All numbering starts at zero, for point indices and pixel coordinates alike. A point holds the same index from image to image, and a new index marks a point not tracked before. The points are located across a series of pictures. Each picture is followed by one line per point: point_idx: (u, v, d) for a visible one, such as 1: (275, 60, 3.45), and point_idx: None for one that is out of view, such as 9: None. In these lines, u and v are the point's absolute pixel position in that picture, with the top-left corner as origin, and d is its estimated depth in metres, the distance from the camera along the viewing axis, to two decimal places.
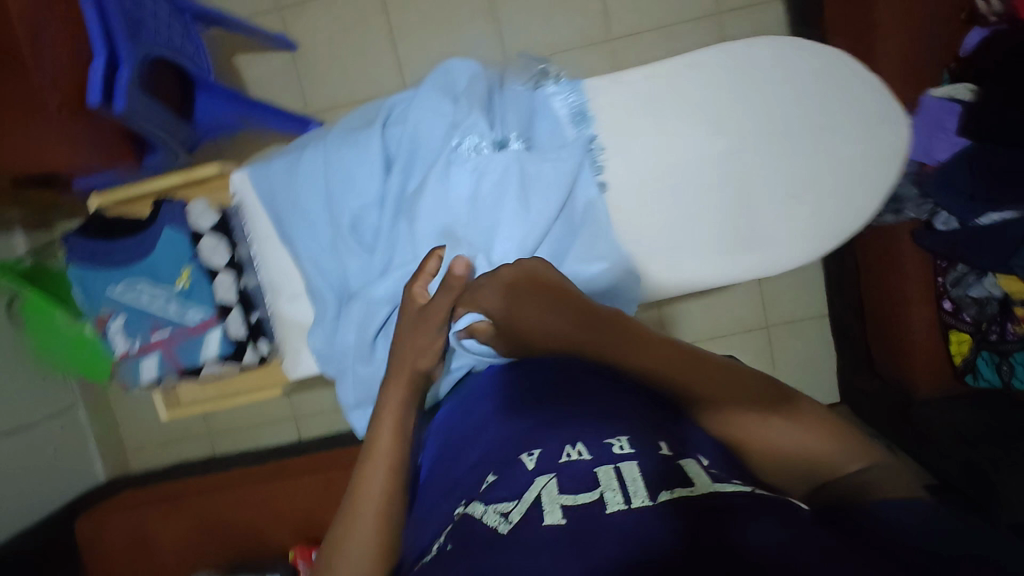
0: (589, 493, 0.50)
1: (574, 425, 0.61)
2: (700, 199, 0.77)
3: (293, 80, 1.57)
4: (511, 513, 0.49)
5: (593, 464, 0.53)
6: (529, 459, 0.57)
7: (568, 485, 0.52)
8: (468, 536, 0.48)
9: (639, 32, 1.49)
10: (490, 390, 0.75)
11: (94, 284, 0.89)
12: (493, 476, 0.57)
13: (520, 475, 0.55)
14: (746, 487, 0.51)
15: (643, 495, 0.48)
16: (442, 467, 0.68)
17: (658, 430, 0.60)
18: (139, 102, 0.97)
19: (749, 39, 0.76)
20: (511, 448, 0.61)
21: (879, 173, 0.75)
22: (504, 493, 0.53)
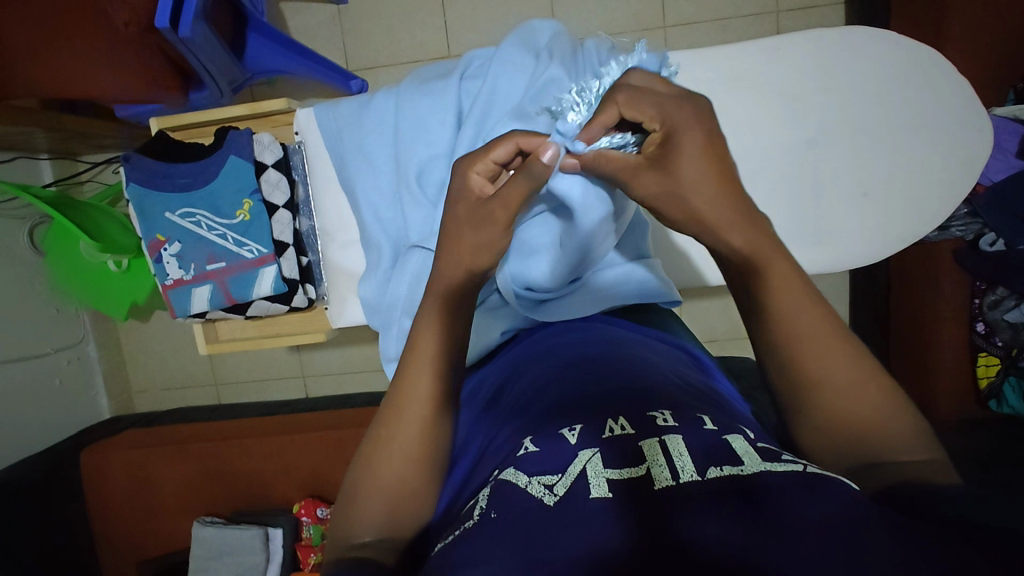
0: (636, 467, 0.41)
1: (619, 396, 0.50)
2: (770, 189, 0.77)
3: (337, 34, 1.54)
4: (556, 486, 0.41)
5: (637, 439, 0.44)
6: (571, 434, 0.45)
7: (609, 457, 0.42)
8: (509, 510, 0.39)
9: (694, 22, 1.46)
10: (526, 359, 0.65)
11: (155, 207, 0.88)
12: (530, 445, 0.46)
13: (563, 450, 0.44)
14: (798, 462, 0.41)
15: (689, 470, 0.40)
16: (470, 428, 0.60)
17: (717, 414, 0.49)
18: (201, 35, 0.96)
19: (838, 29, 0.75)
20: (546, 420, 0.49)
21: (956, 177, 0.74)
22: (541, 464, 0.43)
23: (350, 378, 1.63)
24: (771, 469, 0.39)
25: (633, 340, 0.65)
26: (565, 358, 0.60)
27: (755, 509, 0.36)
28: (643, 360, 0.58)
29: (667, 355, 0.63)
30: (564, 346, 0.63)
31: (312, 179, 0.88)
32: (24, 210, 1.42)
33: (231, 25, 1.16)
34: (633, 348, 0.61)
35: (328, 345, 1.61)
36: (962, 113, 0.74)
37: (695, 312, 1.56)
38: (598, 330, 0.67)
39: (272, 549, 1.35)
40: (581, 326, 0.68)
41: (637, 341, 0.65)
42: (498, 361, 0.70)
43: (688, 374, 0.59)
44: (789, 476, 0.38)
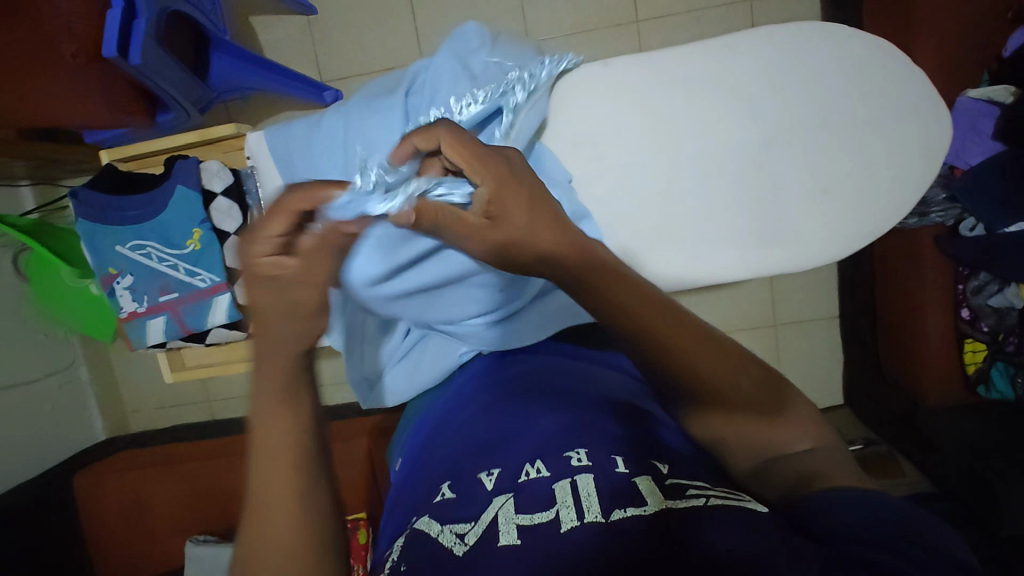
0: (546, 511, 0.47)
1: (539, 439, 0.57)
2: (726, 189, 0.76)
3: (308, 46, 1.53)
4: (467, 535, 0.47)
5: (552, 481, 0.50)
6: (488, 479, 0.53)
7: (524, 503, 0.49)
8: (428, 557, 0.46)
9: (667, 14, 1.44)
10: (473, 394, 0.72)
11: (105, 241, 0.87)
12: (450, 492, 0.53)
13: (478, 496, 0.51)
14: (699, 497, 0.48)
15: (595, 510, 0.46)
16: (420, 447, 0.69)
17: (628, 443, 0.55)
18: (156, 58, 0.96)
19: (790, 24, 0.73)
20: (473, 465, 0.56)
21: (914, 170, 0.73)
22: (459, 513, 0.50)
23: (340, 389, 1.63)
24: (671, 507, 0.46)
25: (577, 373, 0.71)
26: (503, 398, 0.67)
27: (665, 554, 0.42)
28: (573, 398, 0.64)
29: (611, 387, 0.69)
30: (504, 387, 0.70)
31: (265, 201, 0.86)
32: (5, 239, 1.42)
33: (192, 46, 1.16)
34: (571, 384, 0.68)
35: (317, 357, 1.61)
36: (917, 107, 0.72)
37: None
38: (542, 367, 0.73)
39: None
40: (531, 364, 0.75)
41: (581, 376, 0.71)
42: (451, 387, 0.78)
43: (629, 400, 0.65)
44: (679, 514, 0.45)
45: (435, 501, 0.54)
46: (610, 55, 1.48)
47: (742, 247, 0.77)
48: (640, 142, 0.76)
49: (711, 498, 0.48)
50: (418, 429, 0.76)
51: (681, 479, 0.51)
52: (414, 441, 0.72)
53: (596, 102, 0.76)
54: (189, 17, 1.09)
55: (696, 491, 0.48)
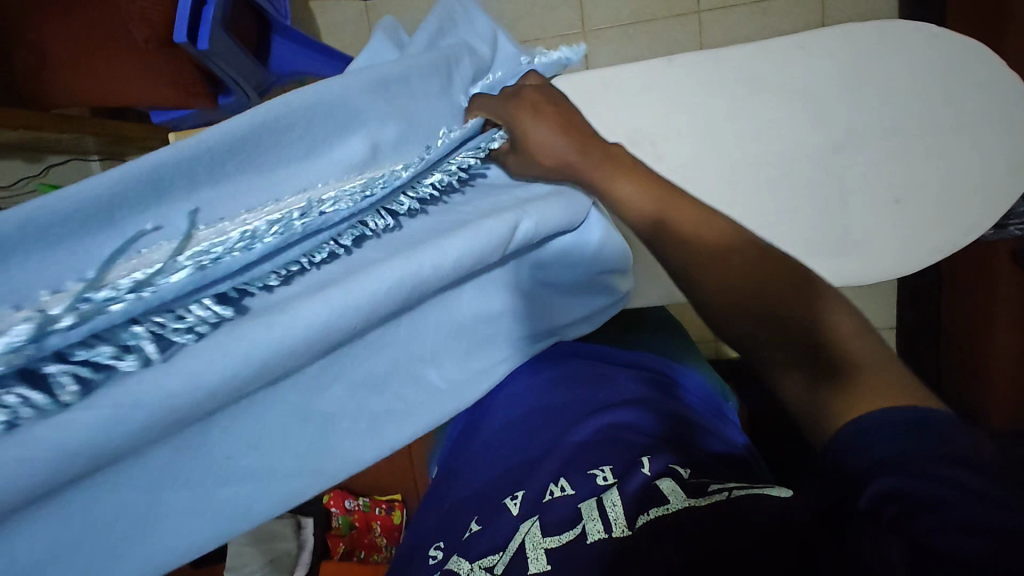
0: (572, 530, 0.48)
1: (566, 458, 0.58)
2: (798, 194, 0.72)
3: (365, 31, 1.53)
4: (495, 567, 0.48)
5: (577, 500, 0.51)
6: (514, 506, 0.55)
7: (550, 526, 0.49)
8: None
9: (731, 6, 1.38)
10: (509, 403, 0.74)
11: None
12: (477, 526, 0.56)
13: (504, 524, 0.53)
14: (722, 489, 0.45)
15: (622, 522, 0.46)
16: (454, 470, 0.74)
17: (657, 449, 0.55)
18: (223, 44, 0.99)
19: (877, 22, 0.69)
20: (504, 493, 0.59)
21: (1005, 180, 0.68)
22: (489, 545, 0.52)
23: None
24: (695, 503, 0.44)
25: (599, 376, 0.74)
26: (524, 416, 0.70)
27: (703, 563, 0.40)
28: (600, 413, 0.65)
29: (629, 391, 0.71)
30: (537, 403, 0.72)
31: None
32: None
33: (256, 31, 1.18)
34: (587, 395, 0.71)
35: None
36: (1013, 115, 0.67)
37: None
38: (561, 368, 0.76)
39: (305, 538, 1.40)
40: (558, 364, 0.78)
41: (594, 381, 0.73)
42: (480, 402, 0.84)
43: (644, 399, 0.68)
44: (704, 509, 0.43)
45: (465, 537, 0.56)
46: (670, 47, 1.43)
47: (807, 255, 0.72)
48: (705, 143, 0.73)
49: (737, 488, 0.45)
50: (461, 447, 0.79)
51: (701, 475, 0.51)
52: (452, 459, 0.78)
53: (663, 101, 0.74)
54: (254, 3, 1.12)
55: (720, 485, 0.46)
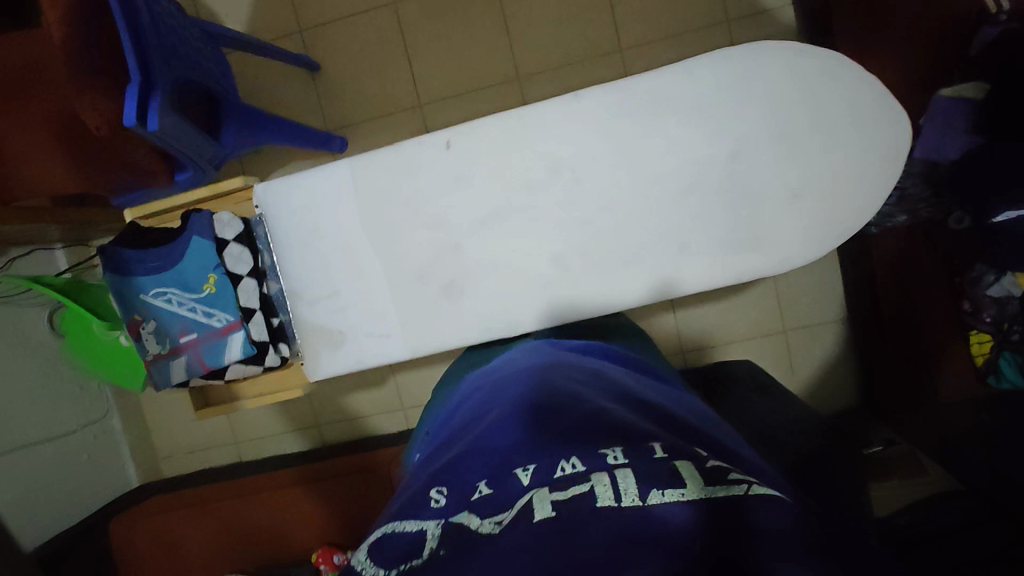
0: (581, 485, 0.51)
1: (567, 435, 0.60)
2: (705, 202, 0.81)
3: (314, 99, 1.62)
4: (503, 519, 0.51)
5: (589, 471, 0.53)
6: (525, 474, 0.55)
7: (558, 487, 0.52)
8: (457, 536, 0.50)
9: (649, 41, 1.51)
10: (499, 395, 0.77)
11: (130, 290, 0.92)
12: (488, 488, 0.56)
13: (514, 490, 0.54)
14: (739, 484, 0.51)
15: (633, 493, 0.49)
16: (449, 439, 0.74)
17: (661, 438, 0.60)
18: (172, 123, 1.04)
19: (748, 44, 0.78)
20: (503, 458, 0.59)
21: (882, 169, 0.77)
22: (496, 505, 0.53)
23: (362, 421, 1.66)
24: (710, 494, 0.49)
25: (596, 370, 0.81)
26: (520, 389, 0.74)
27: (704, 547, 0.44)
28: (595, 398, 0.69)
29: (615, 389, 0.75)
30: (535, 382, 0.75)
31: (273, 245, 0.90)
32: (42, 298, 1.53)
33: (206, 108, 1.25)
34: (586, 380, 0.76)
35: (338, 392, 1.66)
36: (880, 111, 0.76)
37: (685, 321, 1.60)
38: (557, 358, 0.84)
39: None
40: (553, 353, 0.87)
41: (590, 372, 0.80)
42: (469, 392, 0.87)
43: (638, 395, 0.75)
44: (721, 500, 0.48)
45: (473, 497, 0.55)
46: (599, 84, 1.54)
47: (719, 254, 0.82)
48: (615, 166, 0.82)
49: (753, 485, 0.51)
50: (432, 441, 0.81)
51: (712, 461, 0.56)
52: (445, 431, 0.80)
53: (587, 128, 0.81)
54: (200, 85, 1.18)
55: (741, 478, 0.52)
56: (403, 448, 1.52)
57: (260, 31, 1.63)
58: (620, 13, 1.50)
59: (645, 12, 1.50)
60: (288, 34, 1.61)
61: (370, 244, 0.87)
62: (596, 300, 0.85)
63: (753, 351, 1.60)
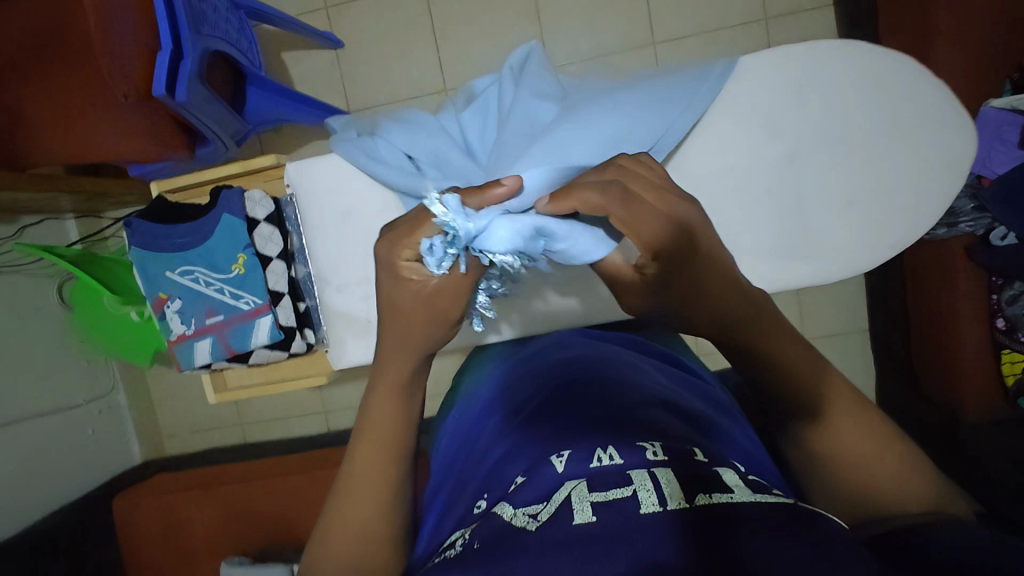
0: (621, 489, 0.46)
1: (604, 427, 0.57)
2: (758, 203, 0.77)
3: (336, 79, 1.58)
4: (540, 513, 0.46)
5: (626, 467, 0.49)
6: (558, 461, 0.51)
7: (596, 483, 0.47)
8: (493, 533, 0.45)
9: (684, 36, 1.47)
10: (526, 387, 0.74)
11: (155, 266, 0.90)
12: (522, 477, 0.52)
13: (548, 477, 0.50)
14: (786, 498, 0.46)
15: (678, 497, 0.44)
16: (477, 436, 0.71)
17: (701, 443, 0.55)
18: (199, 94, 1.01)
19: (812, 42, 0.74)
20: (539, 451, 0.55)
21: (943, 181, 0.73)
22: (532, 493, 0.49)
23: None
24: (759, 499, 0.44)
25: (632, 363, 0.77)
26: (550, 384, 0.70)
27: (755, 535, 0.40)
28: (633, 389, 0.67)
29: (653, 380, 0.73)
30: (566, 372, 0.72)
31: (303, 227, 0.87)
32: (52, 269, 1.51)
33: (230, 80, 1.21)
34: (624, 373, 0.71)
35: (347, 381, 1.63)
36: (946, 118, 0.72)
37: None
38: (590, 351, 0.79)
39: None
40: (583, 346, 0.82)
41: (627, 366, 0.75)
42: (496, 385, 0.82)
43: (677, 393, 0.72)
44: (771, 508, 0.43)
45: (509, 490, 0.52)
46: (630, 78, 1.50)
47: (766, 260, 0.79)
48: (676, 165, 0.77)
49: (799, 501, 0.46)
50: (453, 438, 0.78)
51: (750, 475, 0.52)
52: (471, 427, 0.75)
53: None
54: (228, 55, 1.15)
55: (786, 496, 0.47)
56: None
57: (285, 5, 1.58)
58: (656, 6, 1.46)
59: (682, 5, 1.45)
60: (312, 10, 1.57)
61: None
62: None
63: None
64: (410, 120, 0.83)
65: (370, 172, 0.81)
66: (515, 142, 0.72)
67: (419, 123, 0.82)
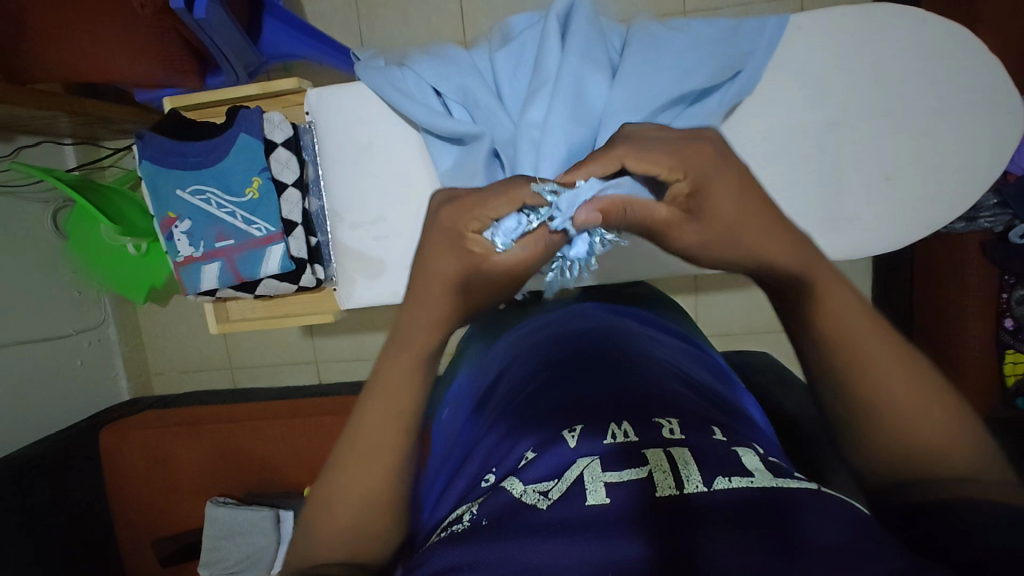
0: (636, 470, 0.43)
1: (618, 400, 0.52)
2: (792, 175, 0.76)
3: (353, 19, 1.52)
4: (550, 491, 0.42)
5: (641, 446, 0.45)
6: (571, 436, 0.47)
7: (608, 460, 0.44)
8: (503, 511, 0.41)
9: (716, 7, 1.42)
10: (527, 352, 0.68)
11: (165, 184, 0.87)
12: (532, 453, 0.46)
13: (557, 455, 0.45)
14: (808, 482, 0.43)
15: (696, 479, 0.41)
16: (477, 402, 0.66)
17: (719, 421, 0.50)
18: (218, 16, 0.97)
19: (867, 5, 0.71)
20: (546, 424, 0.50)
21: (981, 161, 0.72)
22: (542, 467, 0.44)
23: (363, 364, 1.62)
24: (783, 485, 0.41)
25: (642, 332, 0.71)
26: (555, 349, 0.65)
27: (775, 520, 0.38)
28: (646, 359, 0.61)
29: (665, 351, 0.67)
30: (569, 338, 0.67)
31: (321, 159, 0.85)
32: (48, 193, 1.46)
33: (247, 7, 1.15)
34: (640, 343, 0.65)
35: (341, 331, 1.61)
36: (997, 98, 0.70)
37: (706, 307, 1.53)
38: (605, 322, 0.71)
39: (283, 531, 1.37)
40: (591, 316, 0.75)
41: (646, 340, 0.67)
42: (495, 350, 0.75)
43: (688, 364, 0.66)
44: (795, 492, 0.40)
45: (517, 466, 0.46)
46: None
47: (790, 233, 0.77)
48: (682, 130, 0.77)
49: (823, 486, 0.42)
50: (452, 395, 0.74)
51: (772, 458, 0.48)
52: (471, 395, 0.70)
53: None
54: None
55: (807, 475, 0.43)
56: None
57: None
58: None
59: None
60: None
61: (426, 168, 0.81)
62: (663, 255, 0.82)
63: (773, 345, 1.54)
64: (443, 54, 0.80)
65: (394, 105, 0.78)
66: (556, 104, 0.69)
67: (453, 59, 0.79)
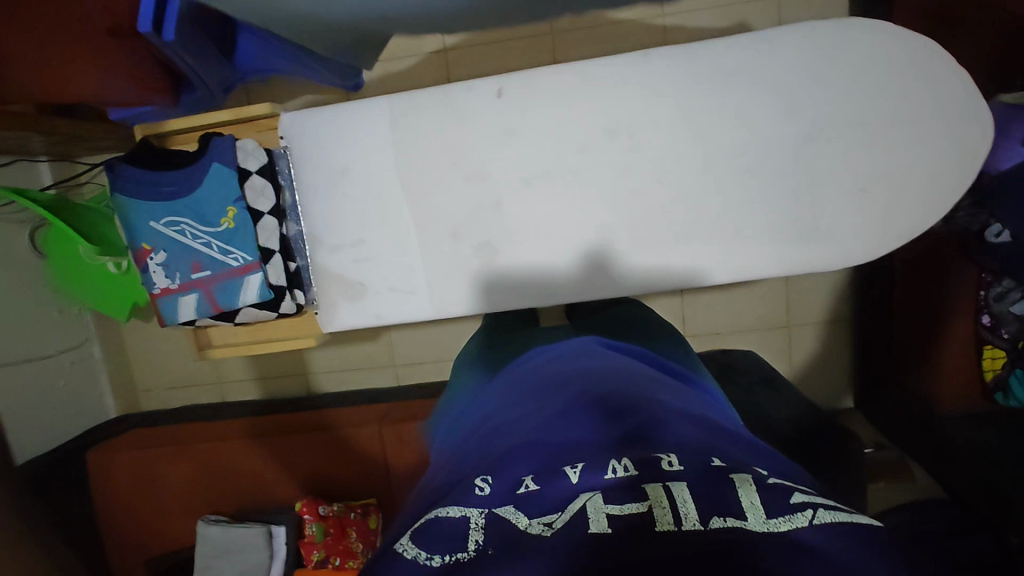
0: (638, 503, 0.40)
1: (622, 434, 0.49)
2: (773, 187, 0.76)
3: None
4: (555, 521, 0.40)
5: (641, 480, 0.42)
6: (573, 472, 0.43)
7: (610, 493, 0.41)
8: (509, 540, 0.39)
9: None
10: (523, 391, 0.67)
11: (139, 215, 0.85)
12: (533, 483, 0.43)
13: (558, 488, 0.43)
14: (807, 508, 0.39)
15: (692, 518, 0.39)
16: (470, 437, 0.64)
17: (717, 449, 0.47)
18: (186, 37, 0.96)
19: (842, 19, 0.72)
20: (545, 451, 0.47)
21: (957, 173, 0.73)
22: (545, 501, 0.42)
23: (350, 375, 1.61)
24: (776, 527, 0.38)
25: (635, 367, 0.70)
26: (555, 387, 0.63)
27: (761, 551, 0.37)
28: (647, 395, 0.58)
29: (663, 387, 0.64)
30: (568, 376, 0.65)
31: (297, 184, 0.84)
32: (22, 213, 1.43)
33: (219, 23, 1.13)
34: (638, 382, 0.63)
35: (327, 343, 1.60)
36: (967, 108, 0.71)
37: (691, 306, 1.54)
38: (605, 361, 0.69)
39: (277, 547, 1.37)
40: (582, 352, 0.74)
41: (643, 377, 0.66)
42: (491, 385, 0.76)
43: (687, 400, 0.63)
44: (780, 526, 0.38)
45: (516, 493, 0.43)
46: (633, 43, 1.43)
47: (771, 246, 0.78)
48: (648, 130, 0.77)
49: (822, 509, 0.39)
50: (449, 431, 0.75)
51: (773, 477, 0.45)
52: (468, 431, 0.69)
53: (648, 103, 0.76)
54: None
55: (801, 499, 0.40)
56: (394, 409, 1.48)
57: None
58: None
59: None
60: None
61: (407, 193, 0.81)
62: (638, 278, 0.81)
63: (757, 343, 1.55)
64: None
65: None
66: None
67: None
